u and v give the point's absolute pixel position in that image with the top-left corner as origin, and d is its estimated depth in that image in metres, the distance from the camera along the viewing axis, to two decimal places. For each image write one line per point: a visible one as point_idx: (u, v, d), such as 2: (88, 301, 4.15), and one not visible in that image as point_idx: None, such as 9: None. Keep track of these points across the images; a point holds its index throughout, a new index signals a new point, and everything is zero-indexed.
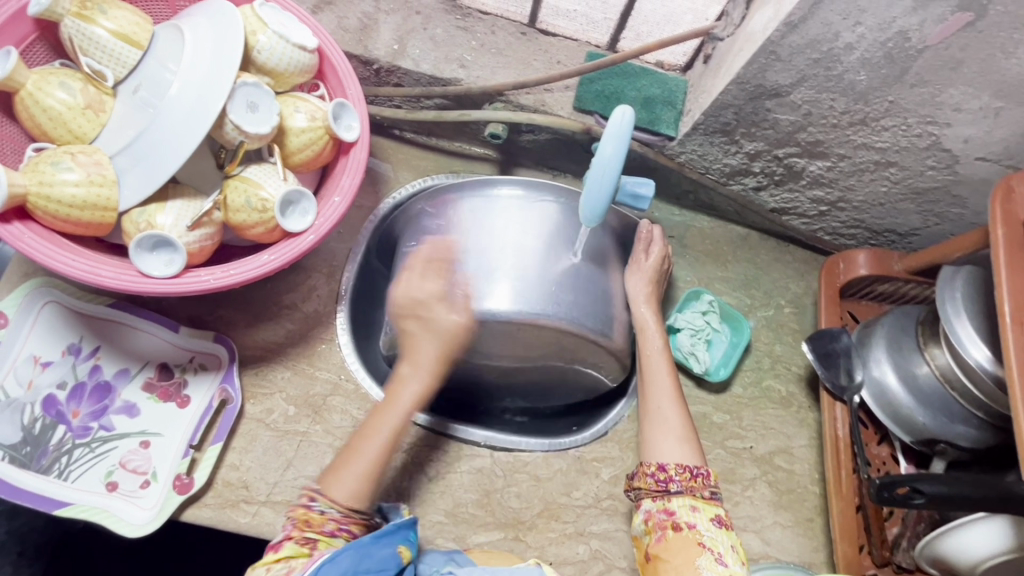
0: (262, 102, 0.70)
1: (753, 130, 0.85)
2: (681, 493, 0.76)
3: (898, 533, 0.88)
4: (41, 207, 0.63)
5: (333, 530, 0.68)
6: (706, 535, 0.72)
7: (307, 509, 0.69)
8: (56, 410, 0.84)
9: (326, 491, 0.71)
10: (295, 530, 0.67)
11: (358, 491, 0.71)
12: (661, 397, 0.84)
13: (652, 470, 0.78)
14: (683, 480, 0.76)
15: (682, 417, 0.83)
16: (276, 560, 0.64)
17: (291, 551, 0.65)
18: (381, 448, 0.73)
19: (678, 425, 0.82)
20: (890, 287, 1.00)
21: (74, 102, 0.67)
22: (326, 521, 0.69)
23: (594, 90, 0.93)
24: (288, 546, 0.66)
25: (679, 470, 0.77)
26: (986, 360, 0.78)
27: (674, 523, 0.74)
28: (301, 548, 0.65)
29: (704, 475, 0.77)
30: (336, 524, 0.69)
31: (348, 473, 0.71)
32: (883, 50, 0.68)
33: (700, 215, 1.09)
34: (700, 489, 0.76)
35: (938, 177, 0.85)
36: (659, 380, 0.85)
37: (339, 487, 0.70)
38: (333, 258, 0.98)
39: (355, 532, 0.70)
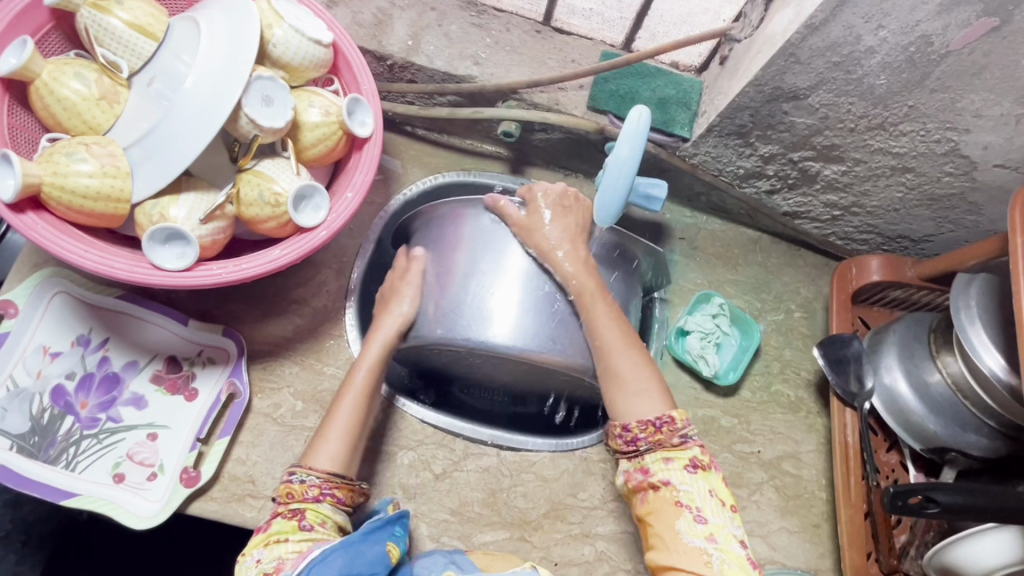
0: (277, 96, 0.69)
1: (769, 133, 0.84)
2: (651, 450, 0.75)
3: (906, 541, 0.88)
4: (55, 198, 0.63)
5: (316, 497, 0.72)
6: (683, 490, 0.72)
7: (288, 483, 0.73)
8: (65, 401, 0.84)
9: (306, 465, 0.74)
10: (282, 505, 0.71)
11: (336, 456, 0.76)
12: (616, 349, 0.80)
13: (621, 432, 0.76)
14: (650, 436, 0.74)
15: (649, 373, 0.79)
16: (268, 541, 0.68)
17: (279, 526, 0.69)
18: (353, 413, 0.79)
19: (644, 381, 0.78)
20: (902, 293, 0.99)
21: (89, 92, 0.66)
22: (308, 488, 0.72)
23: (608, 90, 0.92)
24: (278, 522, 0.69)
25: (643, 426, 0.75)
26: (1000, 369, 0.77)
27: (652, 483, 0.74)
28: (289, 523, 0.69)
29: (670, 423, 0.75)
30: (318, 490, 0.72)
31: (328, 441, 0.76)
32: (904, 55, 0.67)
33: (711, 217, 1.09)
34: (670, 440, 0.74)
35: (955, 184, 0.84)
36: (608, 334, 0.80)
37: (319, 457, 0.75)
38: (343, 254, 0.98)
39: (341, 496, 0.74)
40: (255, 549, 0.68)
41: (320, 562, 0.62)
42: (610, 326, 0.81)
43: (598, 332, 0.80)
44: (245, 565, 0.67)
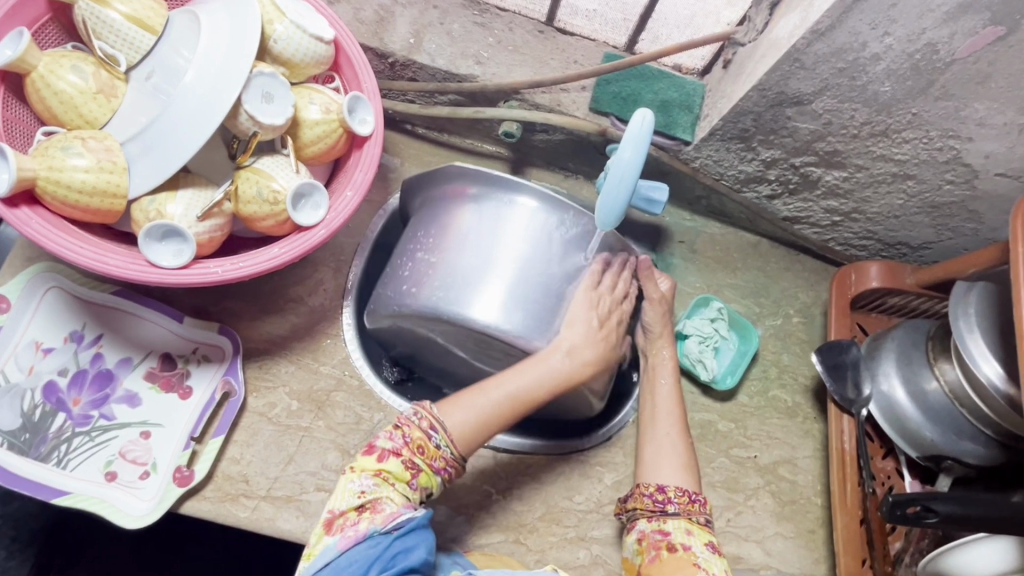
0: (277, 92, 0.69)
1: (771, 137, 0.84)
2: (677, 515, 0.78)
3: (901, 548, 0.89)
4: (51, 192, 0.62)
5: (439, 468, 0.74)
6: (700, 556, 0.75)
7: (424, 436, 0.74)
8: (57, 397, 0.83)
9: (443, 422, 0.75)
10: (408, 450, 0.73)
11: (467, 427, 0.75)
12: (668, 423, 0.87)
13: (650, 490, 0.80)
14: (681, 502, 0.79)
15: (686, 446, 0.85)
16: (380, 474, 0.71)
17: (398, 467, 0.72)
18: (502, 404, 0.77)
19: (680, 456, 0.84)
20: (900, 300, 0.99)
21: (86, 85, 0.65)
22: (438, 456, 0.74)
23: (611, 91, 0.92)
24: (394, 462, 0.72)
25: (678, 493, 0.79)
26: (998, 377, 0.78)
27: (669, 544, 0.76)
28: (404, 472, 0.72)
29: (700, 502, 0.79)
30: (443, 463, 0.75)
31: (467, 407, 0.76)
32: (909, 62, 0.67)
33: (711, 221, 1.08)
34: (697, 514, 0.78)
35: (957, 192, 0.84)
36: (662, 406, 0.88)
37: (456, 419, 0.75)
38: (341, 252, 0.97)
39: (452, 474, 0.76)
40: (362, 474, 0.71)
41: (403, 539, 0.67)
42: (669, 402, 0.88)
43: (654, 400, 0.89)
44: (351, 482, 0.71)
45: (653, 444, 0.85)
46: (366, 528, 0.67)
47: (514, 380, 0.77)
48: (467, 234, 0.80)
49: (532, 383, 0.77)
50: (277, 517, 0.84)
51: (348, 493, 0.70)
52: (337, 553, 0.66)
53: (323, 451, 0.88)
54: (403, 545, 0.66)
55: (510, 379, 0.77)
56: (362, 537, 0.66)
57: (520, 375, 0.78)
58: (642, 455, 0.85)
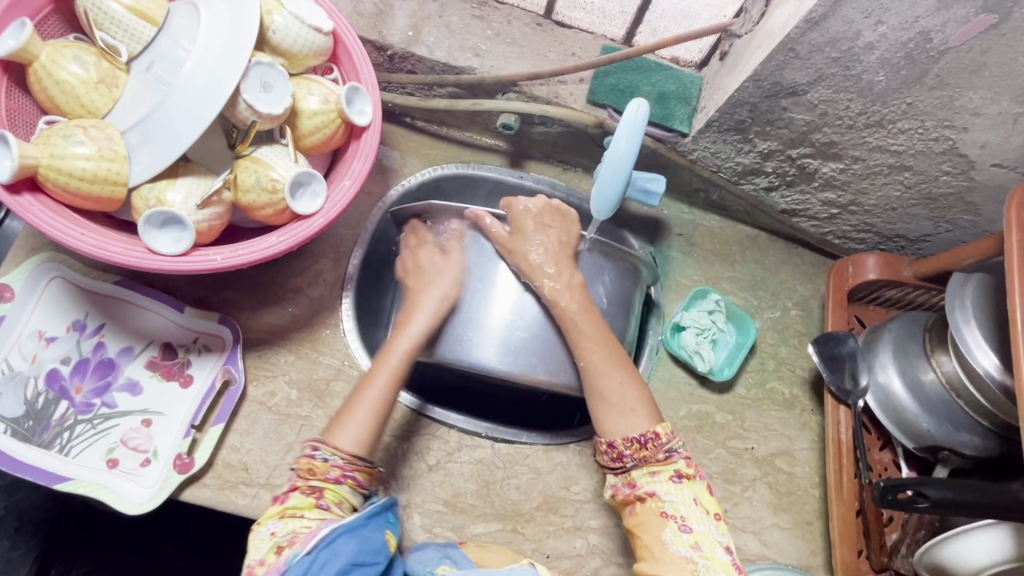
0: (275, 82, 0.69)
1: (767, 129, 0.84)
2: (636, 466, 0.77)
3: (897, 539, 0.89)
4: (52, 180, 0.63)
5: (337, 478, 0.73)
6: (666, 501, 0.74)
7: (309, 458, 0.73)
8: (60, 385, 0.84)
9: (329, 441, 0.74)
10: (301, 480, 0.72)
11: (359, 436, 0.75)
12: (599, 368, 0.81)
13: (606, 450, 0.78)
14: (633, 453, 0.76)
15: (632, 387, 0.80)
16: (285, 513, 0.70)
17: (297, 500, 0.71)
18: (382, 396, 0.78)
19: (628, 399, 0.79)
20: (897, 292, 0.99)
21: (87, 76, 0.66)
22: (329, 468, 0.73)
23: (608, 83, 0.92)
24: (295, 496, 0.71)
25: (628, 444, 0.76)
26: (994, 368, 0.78)
27: (638, 496, 0.76)
28: (307, 499, 0.71)
29: (653, 439, 0.76)
30: (339, 472, 0.73)
31: (354, 419, 0.76)
32: (904, 51, 0.67)
33: (709, 214, 1.09)
34: (654, 455, 0.76)
35: (953, 183, 0.84)
36: (589, 351, 0.81)
37: (344, 435, 0.75)
38: (340, 244, 0.98)
39: (361, 479, 0.75)
40: (270, 520, 0.69)
41: (327, 548, 0.63)
42: (595, 345, 0.82)
43: (583, 351, 0.81)
44: (258, 534, 0.68)
45: (597, 401, 0.80)
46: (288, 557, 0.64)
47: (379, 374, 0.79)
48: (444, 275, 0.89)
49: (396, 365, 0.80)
50: None
51: (260, 543, 0.67)
52: None
53: None
54: (330, 552, 0.63)
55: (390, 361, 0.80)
56: (287, 568, 0.63)
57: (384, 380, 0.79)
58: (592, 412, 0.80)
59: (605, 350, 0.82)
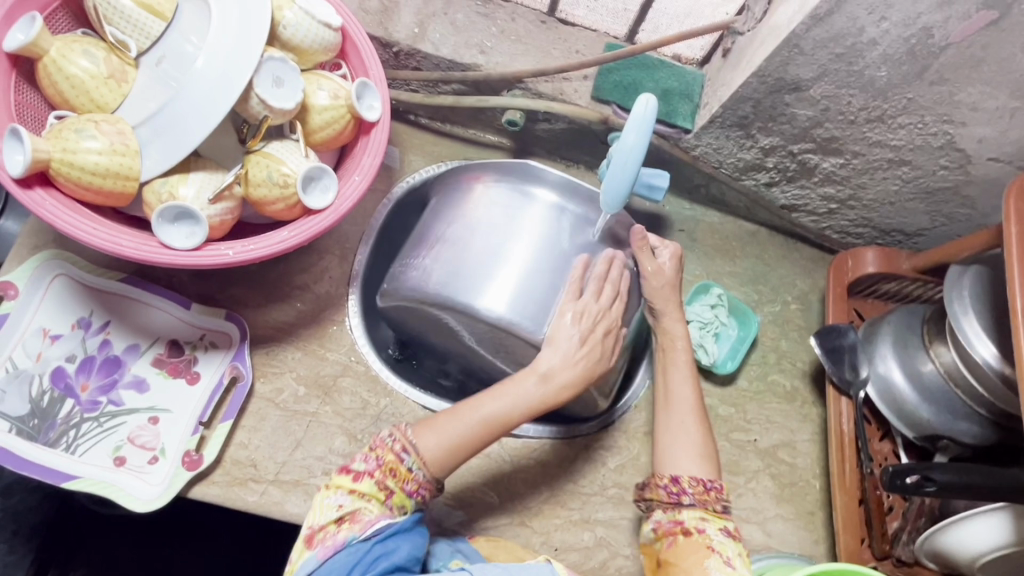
0: (287, 77, 0.70)
1: (770, 124, 0.86)
2: (693, 505, 0.78)
3: (898, 526, 0.90)
4: (64, 174, 0.63)
5: (412, 491, 0.73)
6: (715, 539, 0.76)
7: (397, 458, 0.74)
8: (65, 383, 0.83)
9: (418, 447, 0.75)
10: (380, 471, 0.73)
11: (442, 450, 0.75)
12: (683, 410, 0.86)
13: (666, 482, 0.80)
14: (695, 492, 0.79)
15: (702, 432, 0.85)
16: (355, 492, 0.71)
17: (369, 487, 0.72)
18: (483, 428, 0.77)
19: (699, 442, 0.84)
20: (895, 286, 1.01)
21: (97, 70, 0.66)
22: (410, 479, 0.73)
23: (612, 80, 0.93)
24: (368, 482, 0.72)
25: (691, 483, 0.79)
26: (993, 357, 0.79)
27: (684, 530, 0.77)
28: (378, 493, 0.72)
29: (716, 489, 0.80)
30: (416, 486, 0.74)
31: (443, 432, 0.76)
32: (905, 47, 0.68)
33: (710, 210, 1.10)
34: (713, 503, 0.79)
35: (951, 177, 0.86)
36: (680, 390, 0.87)
37: (430, 446, 0.75)
38: (346, 240, 0.98)
39: (427, 497, 0.75)
40: (337, 492, 0.72)
41: (382, 543, 0.68)
42: (685, 389, 0.88)
43: (669, 388, 0.88)
44: (326, 500, 0.71)
45: (673, 436, 0.84)
46: (346, 537, 0.68)
47: (490, 404, 0.77)
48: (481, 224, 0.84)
49: (510, 406, 0.77)
50: (285, 500, 0.85)
51: (325, 510, 0.70)
52: (317, 564, 0.67)
53: (330, 436, 0.89)
54: (383, 548, 0.68)
55: (506, 402, 0.77)
56: (342, 547, 0.68)
57: (496, 399, 0.78)
58: (661, 443, 0.84)
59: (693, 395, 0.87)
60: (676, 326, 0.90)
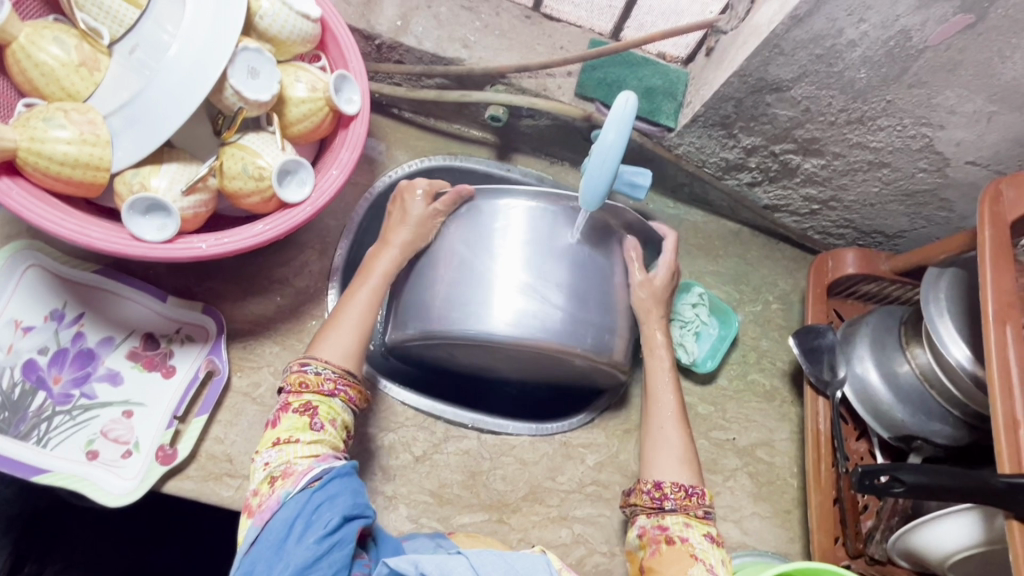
0: (263, 68, 0.69)
1: (751, 124, 0.86)
2: (675, 511, 0.79)
3: (872, 526, 0.91)
4: (32, 163, 0.62)
5: (330, 391, 0.73)
6: (698, 546, 0.76)
7: (300, 373, 0.74)
8: (37, 375, 0.82)
9: (318, 356, 0.75)
10: (293, 396, 0.73)
11: (344, 354, 0.76)
12: (665, 416, 0.87)
13: (649, 488, 0.82)
14: (677, 497, 0.80)
15: (683, 437, 0.86)
16: (279, 443, 0.70)
17: (292, 421, 0.71)
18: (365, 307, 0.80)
19: (681, 447, 0.85)
20: (875, 287, 1.02)
21: (68, 58, 0.65)
22: (322, 381, 0.73)
23: (596, 77, 0.93)
24: (288, 418, 0.72)
25: (673, 488, 0.80)
26: (966, 360, 0.80)
27: (667, 538, 0.77)
28: (301, 418, 0.71)
29: (698, 494, 0.80)
30: (332, 385, 0.74)
31: (338, 334, 0.77)
32: (884, 49, 0.69)
33: (694, 209, 1.10)
34: (695, 508, 0.79)
35: (929, 180, 0.86)
36: (659, 389, 0.89)
37: (330, 349, 0.76)
38: (327, 235, 0.97)
39: (352, 394, 0.76)
40: (266, 449, 0.71)
41: (322, 491, 0.66)
42: (667, 391, 0.89)
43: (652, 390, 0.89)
44: (256, 463, 0.71)
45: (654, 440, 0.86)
46: (279, 495, 0.66)
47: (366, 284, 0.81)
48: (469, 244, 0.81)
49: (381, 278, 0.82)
50: None
51: (256, 473, 0.70)
52: (258, 532, 0.65)
53: None
54: (325, 495, 0.65)
55: (366, 285, 0.81)
56: (279, 505, 0.65)
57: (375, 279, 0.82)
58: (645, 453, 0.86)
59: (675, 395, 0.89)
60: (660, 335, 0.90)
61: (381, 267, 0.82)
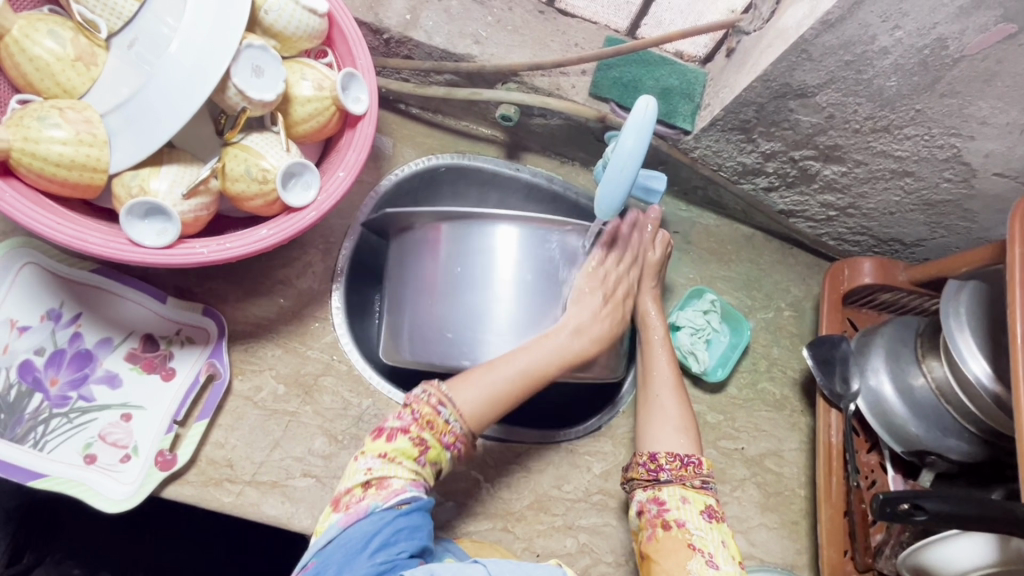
0: (268, 67, 0.66)
1: (772, 129, 0.83)
2: (670, 482, 0.79)
3: (882, 540, 0.89)
4: (26, 164, 0.59)
5: (448, 443, 0.73)
6: (695, 535, 0.74)
7: (433, 412, 0.72)
8: (33, 377, 0.80)
9: (453, 398, 0.74)
10: (417, 426, 0.71)
11: (472, 406, 0.75)
12: (662, 386, 0.88)
13: (645, 460, 0.81)
14: (672, 468, 0.79)
15: (681, 408, 0.87)
16: (386, 457, 0.69)
17: (404, 446, 0.70)
18: (513, 376, 0.77)
19: (677, 416, 0.86)
20: (891, 296, 0.99)
21: (63, 52, 0.62)
22: (447, 431, 0.73)
23: (612, 77, 0.90)
24: (403, 440, 0.70)
25: (668, 459, 0.80)
26: (985, 375, 0.78)
27: (664, 523, 0.76)
28: (412, 450, 0.70)
29: (695, 464, 0.80)
30: (453, 438, 0.73)
31: (476, 383, 0.76)
32: (917, 57, 0.65)
33: (707, 212, 1.07)
34: (691, 479, 0.79)
35: (954, 190, 0.84)
36: (658, 365, 0.91)
37: (466, 395, 0.75)
38: (331, 234, 0.95)
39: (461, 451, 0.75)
40: (371, 454, 0.70)
41: (407, 516, 0.66)
42: (664, 365, 0.90)
43: (648, 362, 0.91)
44: (359, 463, 0.71)
45: (650, 410, 0.87)
46: (369, 504, 0.66)
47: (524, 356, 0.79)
48: (456, 271, 0.84)
49: (545, 358, 0.80)
50: (262, 502, 0.83)
51: (355, 473, 0.69)
52: (338, 531, 0.65)
53: (310, 437, 0.87)
54: (408, 522, 0.65)
55: (525, 356, 0.79)
56: (365, 514, 0.65)
57: (531, 352, 0.80)
58: (642, 424, 0.87)
59: (672, 369, 0.91)
60: (652, 308, 0.94)
61: (557, 340, 0.82)
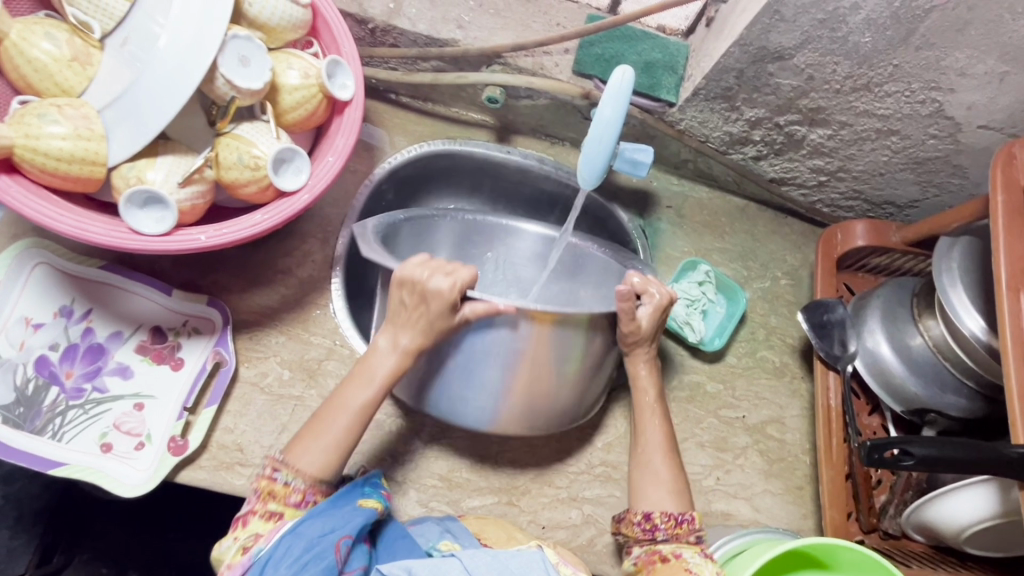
0: (253, 56, 0.68)
1: (754, 96, 0.84)
2: (667, 540, 0.79)
3: (885, 500, 0.90)
4: (29, 160, 0.62)
5: (298, 502, 0.72)
6: (692, 561, 0.76)
7: (269, 480, 0.72)
8: (49, 370, 0.83)
9: (290, 463, 0.73)
10: (259, 503, 0.71)
11: (318, 460, 0.73)
12: (654, 450, 0.86)
13: (639, 518, 0.81)
14: (667, 527, 0.79)
15: (675, 473, 0.84)
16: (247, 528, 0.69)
17: (257, 524, 0.69)
18: (347, 421, 0.75)
19: (669, 479, 0.83)
20: (884, 259, 1.00)
21: (60, 53, 0.65)
22: (290, 492, 0.72)
23: (594, 53, 0.91)
24: (254, 521, 0.69)
25: (664, 518, 0.80)
26: (980, 330, 0.78)
27: (662, 557, 0.77)
28: (267, 523, 0.69)
29: (688, 521, 0.80)
30: (300, 495, 0.72)
31: (314, 442, 0.74)
32: (889, 10, 0.67)
33: (698, 185, 1.08)
34: (686, 535, 0.79)
35: (941, 146, 0.84)
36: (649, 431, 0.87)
37: (305, 458, 0.73)
38: (328, 224, 0.97)
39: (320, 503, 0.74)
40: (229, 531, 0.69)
41: (293, 533, 0.67)
42: (655, 430, 0.87)
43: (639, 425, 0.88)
44: (223, 543, 0.69)
45: (639, 470, 0.85)
46: (256, 550, 0.66)
47: (355, 393, 0.77)
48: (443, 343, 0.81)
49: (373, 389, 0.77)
50: None
51: (226, 548, 0.68)
52: None
53: None
54: (294, 535, 0.66)
55: (357, 392, 0.77)
56: (251, 563, 0.65)
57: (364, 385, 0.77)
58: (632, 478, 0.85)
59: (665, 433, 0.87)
60: (646, 376, 0.89)
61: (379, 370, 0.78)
